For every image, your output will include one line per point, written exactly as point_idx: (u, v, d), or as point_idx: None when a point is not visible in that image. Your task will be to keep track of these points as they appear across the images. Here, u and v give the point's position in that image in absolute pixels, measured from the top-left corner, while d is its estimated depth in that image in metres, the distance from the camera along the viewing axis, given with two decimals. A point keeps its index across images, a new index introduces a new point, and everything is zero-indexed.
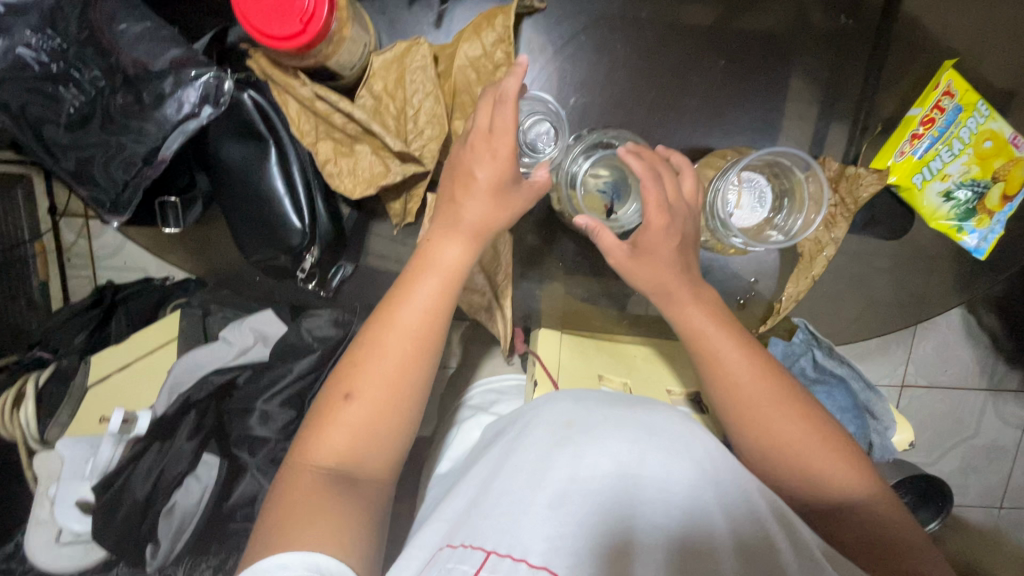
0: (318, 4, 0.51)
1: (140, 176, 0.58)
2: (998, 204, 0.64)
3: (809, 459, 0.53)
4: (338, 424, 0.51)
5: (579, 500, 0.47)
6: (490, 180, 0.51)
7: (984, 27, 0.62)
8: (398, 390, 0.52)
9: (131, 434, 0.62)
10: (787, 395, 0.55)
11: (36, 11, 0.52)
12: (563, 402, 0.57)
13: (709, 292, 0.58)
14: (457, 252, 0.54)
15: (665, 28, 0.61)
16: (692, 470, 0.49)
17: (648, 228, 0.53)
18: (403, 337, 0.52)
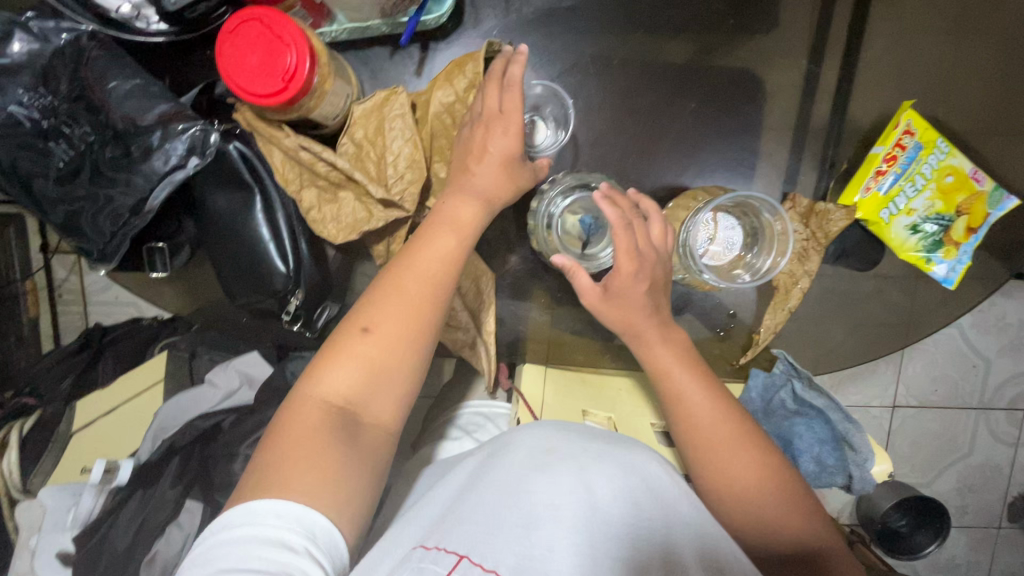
0: (300, 61, 0.50)
1: (128, 226, 0.60)
2: (963, 235, 0.68)
3: (763, 510, 0.52)
4: (346, 358, 0.51)
5: (553, 526, 0.46)
6: (504, 149, 0.56)
7: (929, 80, 0.68)
8: (407, 342, 0.52)
9: (110, 486, 0.60)
10: (748, 437, 0.55)
11: (29, 71, 0.56)
12: (545, 429, 0.56)
13: (678, 333, 0.58)
14: (474, 211, 0.57)
15: (637, 73, 0.66)
16: (664, 508, 0.49)
17: (617, 273, 0.53)
18: (421, 280, 0.54)
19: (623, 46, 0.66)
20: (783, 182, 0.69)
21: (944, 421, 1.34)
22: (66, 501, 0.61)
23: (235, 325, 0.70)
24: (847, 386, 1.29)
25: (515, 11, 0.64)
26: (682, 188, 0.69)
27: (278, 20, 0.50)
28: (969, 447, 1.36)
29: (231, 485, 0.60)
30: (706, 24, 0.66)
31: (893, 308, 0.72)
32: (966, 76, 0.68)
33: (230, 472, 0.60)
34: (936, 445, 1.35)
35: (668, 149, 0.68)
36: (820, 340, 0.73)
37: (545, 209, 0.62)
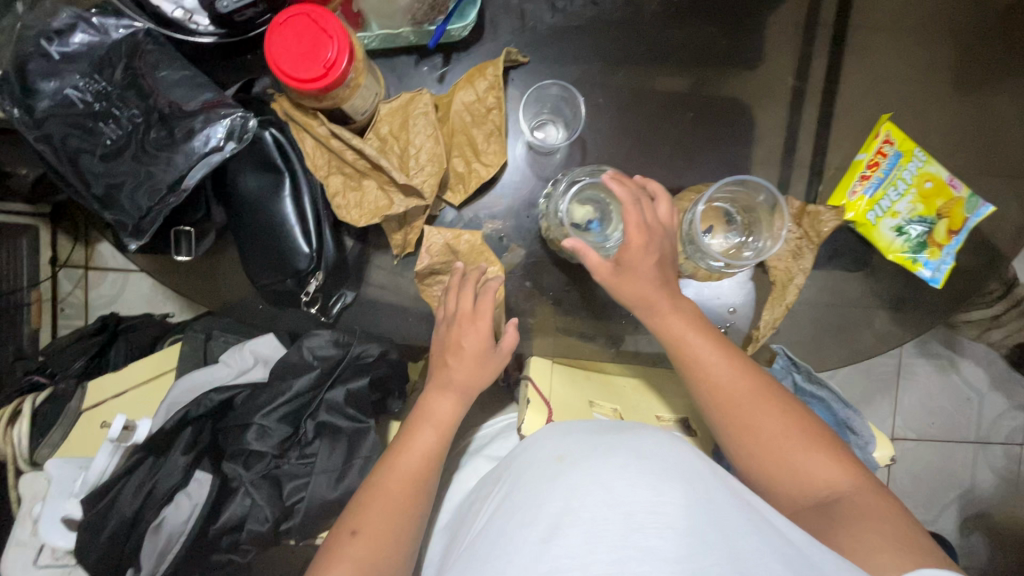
0: (340, 55, 0.56)
1: (163, 202, 0.63)
2: (945, 238, 0.73)
3: (789, 452, 0.54)
4: (339, 558, 0.57)
5: (572, 534, 0.42)
6: (480, 333, 0.65)
7: (906, 98, 0.74)
8: (392, 537, 0.59)
9: (128, 442, 0.66)
10: (766, 391, 0.56)
11: (86, 60, 0.62)
12: (556, 438, 0.56)
13: (688, 302, 0.60)
14: (449, 406, 0.66)
15: (639, 86, 0.73)
16: (685, 491, 0.44)
17: (628, 246, 0.57)
18: (403, 481, 0.62)
19: (627, 63, 0.72)
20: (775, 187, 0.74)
21: (943, 452, 1.34)
22: (72, 471, 0.67)
23: (251, 314, 0.71)
24: None
25: (529, 29, 0.71)
26: (674, 190, 0.73)
27: (323, 15, 0.55)
28: (971, 482, 1.34)
29: (242, 454, 0.67)
30: (701, 46, 0.73)
31: (886, 311, 0.75)
32: (938, 97, 0.74)
33: (242, 441, 0.67)
34: (937, 479, 1.34)
35: (668, 155, 0.73)
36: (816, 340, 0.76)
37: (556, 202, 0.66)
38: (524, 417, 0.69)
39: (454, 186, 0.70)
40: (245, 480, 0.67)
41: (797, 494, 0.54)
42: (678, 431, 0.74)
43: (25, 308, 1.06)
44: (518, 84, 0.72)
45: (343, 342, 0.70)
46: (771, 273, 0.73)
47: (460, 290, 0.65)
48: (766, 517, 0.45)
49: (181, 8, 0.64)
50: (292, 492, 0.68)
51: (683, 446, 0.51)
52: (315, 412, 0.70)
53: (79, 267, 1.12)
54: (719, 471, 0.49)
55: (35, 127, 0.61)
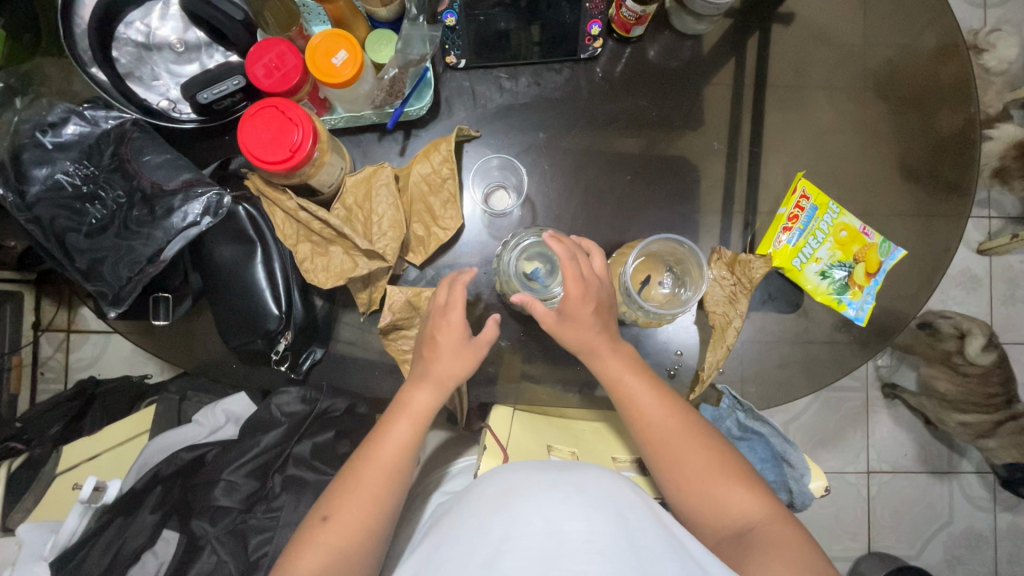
0: (305, 138, 0.63)
1: (143, 273, 0.68)
2: (864, 279, 0.82)
3: (708, 483, 0.60)
4: (314, 545, 0.58)
5: (511, 560, 0.46)
6: (456, 324, 0.64)
7: (816, 159, 0.84)
8: (363, 528, 0.60)
9: (99, 503, 0.69)
10: (693, 429, 0.63)
11: (77, 148, 0.69)
12: (505, 474, 0.58)
13: (627, 347, 0.66)
14: (426, 397, 0.65)
15: (581, 152, 0.81)
16: (615, 523, 0.49)
17: (568, 298, 0.62)
18: (376, 471, 0.62)
19: (569, 133, 0.81)
20: (710, 238, 0.82)
21: (918, 485, 1.35)
22: (43, 534, 0.69)
23: (225, 373, 0.75)
24: (818, 450, 1.33)
25: (481, 106, 0.80)
26: (623, 243, 0.80)
27: (290, 106, 0.63)
28: (948, 513, 1.36)
29: (209, 510, 0.70)
30: (635, 116, 0.82)
31: (819, 348, 0.82)
32: (844, 156, 0.84)
33: (209, 497, 0.70)
34: (914, 512, 1.35)
35: (611, 212, 0.80)
36: (760, 376, 0.80)
37: (506, 257, 0.73)
38: (479, 461, 0.73)
39: (415, 248, 0.76)
40: (212, 535, 0.69)
41: (718, 523, 0.59)
42: (632, 472, 0.78)
43: (6, 373, 1.09)
44: (472, 155, 0.80)
45: (310, 398, 0.74)
46: (712, 317, 0.78)
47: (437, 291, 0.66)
48: (684, 551, 0.50)
49: (166, 99, 0.73)
50: (257, 547, 0.69)
51: (619, 482, 0.56)
52: (282, 466, 0.74)
53: (61, 330, 1.16)
54: (652, 508, 0.54)
55: (27, 209, 0.67)
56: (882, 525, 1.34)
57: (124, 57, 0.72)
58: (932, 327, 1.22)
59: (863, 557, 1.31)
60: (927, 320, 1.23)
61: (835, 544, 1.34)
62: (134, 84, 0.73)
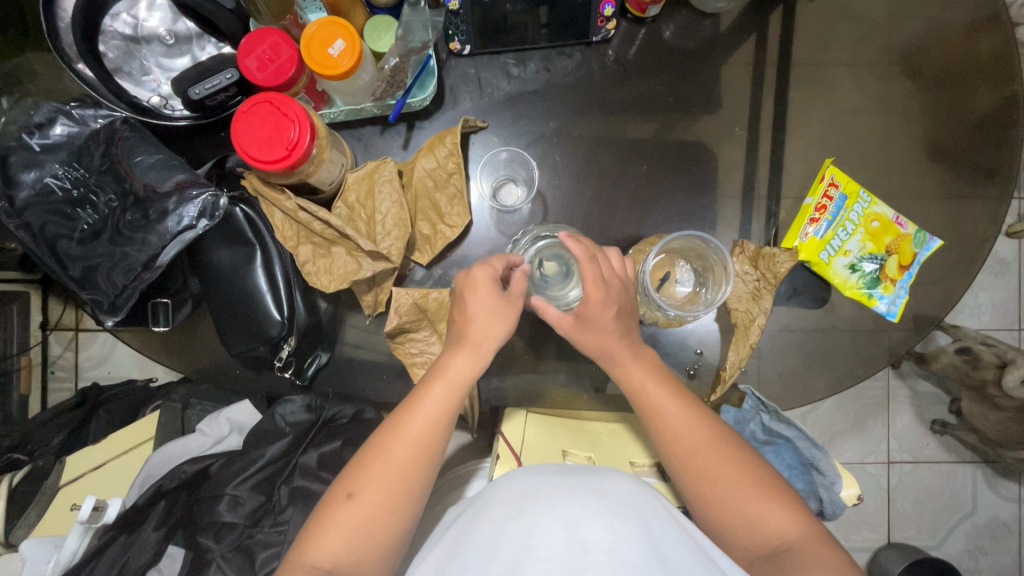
0: (302, 135, 0.59)
1: (138, 279, 0.66)
2: (897, 272, 0.77)
3: (743, 504, 0.57)
4: (337, 524, 0.55)
5: (532, 570, 0.42)
6: (484, 278, 0.59)
7: (844, 143, 0.79)
8: (390, 507, 0.56)
9: (98, 523, 0.66)
10: (722, 440, 0.60)
11: (67, 150, 0.66)
12: (520, 476, 0.55)
13: (647, 351, 0.63)
14: (463, 363, 0.59)
15: (594, 142, 0.77)
16: (639, 533, 0.46)
17: (588, 302, 0.58)
18: (406, 446, 0.57)
19: (581, 121, 0.77)
20: (731, 230, 0.77)
21: (943, 477, 1.30)
22: (46, 551, 0.68)
23: (228, 379, 0.72)
24: (839, 441, 1.27)
25: (487, 95, 0.76)
26: (640, 238, 0.76)
27: (285, 102, 0.59)
28: (972, 506, 1.31)
29: (214, 527, 0.69)
30: (651, 102, 0.77)
31: (845, 345, 0.78)
32: (876, 141, 0.79)
33: (214, 513, 0.69)
34: (939, 505, 1.30)
35: (626, 205, 0.76)
36: (784, 374, 0.77)
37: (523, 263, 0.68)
38: (492, 469, 0.71)
39: (421, 247, 0.73)
40: (216, 552, 0.68)
41: (748, 538, 0.57)
42: (652, 478, 0.75)
43: (15, 374, 1.08)
44: (478, 147, 0.76)
45: (316, 406, 0.72)
46: (733, 314, 0.74)
47: (492, 262, 0.61)
48: (711, 561, 0.48)
49: (158, 95, 0.70)
50: (264, 561, 0.68)
51: (639, 486, 0.54)
52: (288, 478, 0.73)
53: (69, 330, 1.15)
54: (674, 515, 0.52)
55: (16, 216, 0.64)
56: (906, 519, 1.29)
57: (112, 51, 0.68)
58: (969, 354, 1.09)
59: (882, 548, 1.26)
60: (963, 346, 1.10)
61: (853, 535, 1.29)
62: (123, 79, 0.69)
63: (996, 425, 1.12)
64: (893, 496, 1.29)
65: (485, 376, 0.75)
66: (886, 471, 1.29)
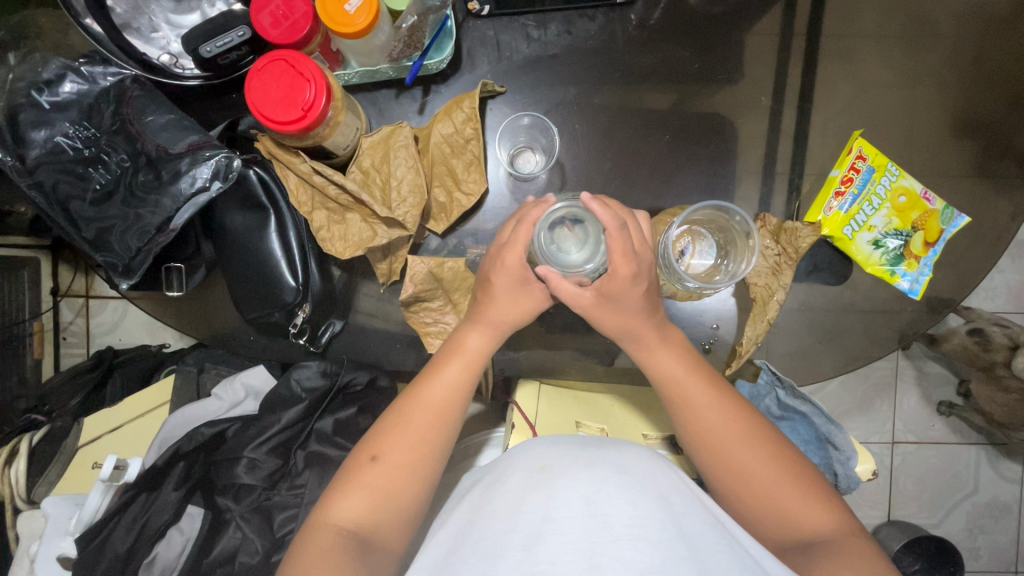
0: (317, 95, 0.58)
1: (153, 243, 0.65)
2: (922, 249, 0.76)
3: (776, 495, 0.57)
4: (361, 485, 0.55)
5: (554, 543, 0.43)
6: (513, 262, 0.59)
7: (874, 115, 0.77)
8: (413, 470, 0.56)
9: (119, 481, 0.67)
10: (756, 434, 0.59)
11: (76, 108, 0.64)
12: (539, 447, 0.55)
13: (675, 335, 0.64)
14: (480, 339, 0.61)
15: (615, 109, 0.74)
16: (659, 507, 0.46)
17: (615, 276, 0.57)
18: (428, 411, 0.58)
19: (601, 88, 0.74)
20: (752, 204, 0.76)
21: (948, 457, 1.30)
22: (67, 508, 0.68)
23: (243, 345, 0.73)
24: (846, 419, 1.27)
25: (506, 59, 0.73)
26: (659, 210, 0.75)
27: (300, 60, 0.57)
28: (975, 486, 1.31)
29: (232, 487, 0.70)
30: (675, 69, 0.75)
31: (862, 322, 0.77)
32: (907, 113, 0.77)
33: (232, 475, 0.70)
34: (942, 484, 1.31)
35: (645, 176, 0.74)
36: (799, 352, 0.77)
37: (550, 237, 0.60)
38: (507, 438, 0.72)
39: (436, 216, 0.71)
40: (236, 512, 0.69)
41: (781, 534, 0.56)
42: (663, 450, 0.75)
43: (28, 339, 1.08)
44: (496, 113, 0.74)
45: (331, 372, 0.72)
46: (753, 289, 0.73)
47: (519, 238, 0.59)
48: (731, 536, 0.48)
49: (167, 53, 0.67)
50: (282, 522, 0.69)
51: (659, 462, 0.54)
52: (304, 442, 0.73)
53: (80, 296, 1.14)
54: (692, 488, 0.52)
55: (27, 174, 0.63)
56: (908, 498, 1.30)
57: (120, 5, 0.65)
58: (982, 335, 1.08)
59: (882, 524, 1.27)
60: (976, 327, 1.08)
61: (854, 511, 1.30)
62: (132, 37, 0.66)
63: (1004, 407, 1.12)
64: (898, 475, 1.30)
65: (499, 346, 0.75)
66: (891, 449, 1.29)
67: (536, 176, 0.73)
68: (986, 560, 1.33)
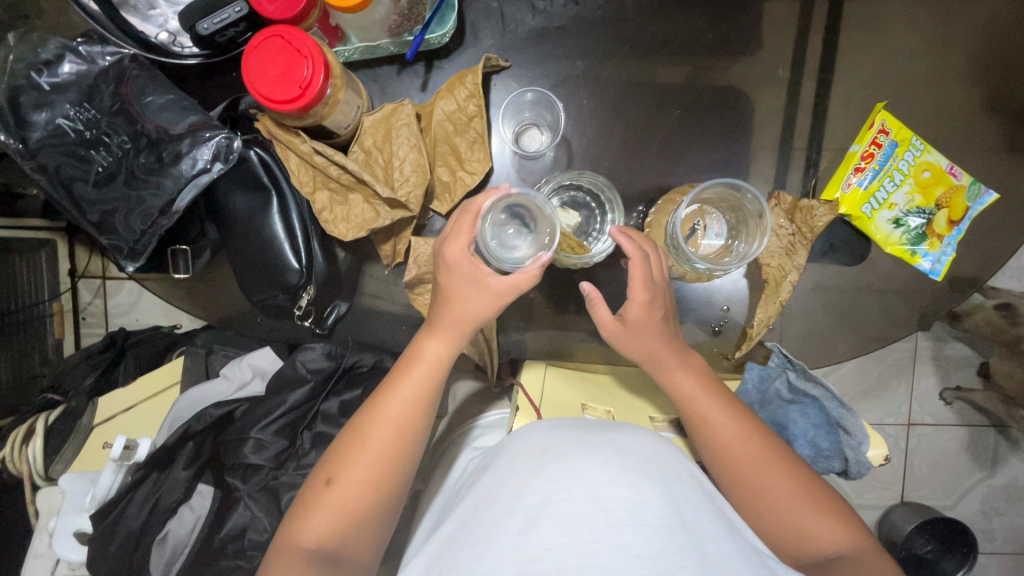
0: (315, 73, 0.56)
1: (156, 225, 0.65)
2: (946, 228, 0.73)
3: (796, 515, 0.55)
4: (322, 508, 0.54)
5: (552, 527, 0.43)
6: (456, 255, 0.58)
7: (899, 85, 0.73)
8: (374, 486, 0.55)
9: (130, 460, 0.69)
10: (774, 453, 0.58)
11: (76, 89, 0.64)
12: (539, 431, 0.54)
13: (695, 359, 0.64)
14: (439, 346, 0.60)
15: (624, 82, 0.71)
16: (661, 492, 0.46)
17: (633, 302, 0.60)
18: (386, 426, 0.57)
19: (610, 60, 0.71)
20: (766, 181, 0.73)
21: (965, 439, 1.27)
22: (83, 485, 0.71)
23: (251, 326, 0.73)
24: (860, 401, 1.24)
25: (510, 31, 0.70)
26: (669, 188, 0.72)
27: (297, 36, 0.56)
28: (993, 468, 1.28)
29: (240, 467, 0.72)
30: (687, 40, 0.71)
31: (879, 302, 0.75)
32: (936, 83, 0.72)
33: (240, 454, 0.71)
34: (958, 466, 1.28)
35: (656, 153, 0.72)
36: (812, 333, 0.75)
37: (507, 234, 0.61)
38: (512, 421, 0.70)
39: (440, 196, 0.70)
40: (244, 491, 0.71)
41: (801, 551, 0.55)
42: (670, 433, 0.73)
43: (48, 319, 1.11)
44: (500, 89, 0.72)
45: (336, 354, 0.74)
46: (765, 270, 0.72)
47: (460, 233, 0.58)
48: (733, 528, 0.48)
49: (165, 31, 0.66)
50: (288, 501, 0.70)
51: (664, 446, 0.53)
52: (311, 423, 0.74)
53: (96, 277, 1.15)
54: (697, 477, 0.52)
55: (31, 157, 0.63)
56: (923, 480, 1.28)
57: None
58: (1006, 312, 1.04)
59: (894, 506, 1.26)
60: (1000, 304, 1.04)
61: (866, 493, 1.28)
62: (130, 16, 0.65)
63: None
64: (913, 457, 1.27)
65: (505, 328, 0.74)
66: (906, 431, 1.26)
67: (546, 153, 0.71)
68: (1000, 541, 1.32)
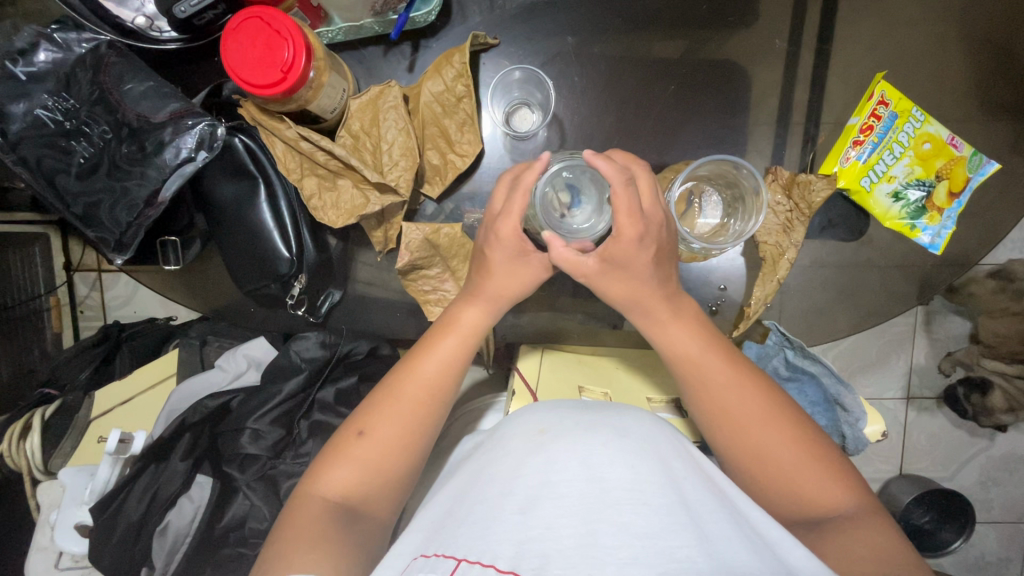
0: (297, 54, 0.55)
1: (142, 216, 0.65)
2: (946, 200, 0.72)
3: (792, 471, 0.55)
4: (349, 460, 0.54)
5: (551, 507, 0.42)
6: (508, 232, 0.57)
7: (901, 55, 0.70)
8: (403, 443, 0.55)
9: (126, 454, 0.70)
10: (774, 410, 0.57)
11: (54, 78, 0.62)
12: (539, 411, 0.54)
13: (688, 305, 0.62)
14: (477, 314, 0.60)
15: (616, 59, 0.69)
16: (659, 471, 0.46)
17: (620, 237, 0.55)
18: (420, 386, 0.57)
19: (601, 36, 0.69)
20: (763, 157, 0.71)
21: None
22: (83, 478, 0.72)
23: (244, 317, 0.73)
24: (858, 377, 1.24)
25: (498, 8, 0.68)
26: (665, 166, 0.71)
27: (276, 17, 0.54)
28: (990, 440, 1.29)
29: (237, 458, 0.73)
30: (681, 12, 0.69)
31: (877, 277, 0.74)
32: (936, 51, 0.70)
33: (237, 445, 0.72)
34: (957, 439, 1.28)
35: (650, 132, 0.70)
36: (812, 310, 0.75)
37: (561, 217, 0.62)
38: (508, 405, 0.70)
39: (431, 179, 0.69)
40: (243, 481, 0.72)
41: (791, 505, 0.55)
42: (667, 413, 0.73)
43: (45, 313, 1.10)
44: (489, 68, 0.70)
45: (331, 344, 0.73)
46: (762, 248, 0.70)
47: (513, 204, 0.56)
48: (733, 506, 0.48)
49: (143, 15, 0.63)
50: (287, 489, 0.72)
51: (659, 424, 0.53)
52: (307, 412, 0.75)
53: (91, 270, 1.13)
54: (694, 453, 0.52)
55: (10, 150, 0.62)
56: (921, 452, 1.29)
57: None
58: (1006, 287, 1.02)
59: (892, 479, 1.26)
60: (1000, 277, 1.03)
61: (865, 467, 1.29)
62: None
63: None
64: (911, 431, 1.27)
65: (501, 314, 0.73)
66: (905, 405, 1.26)
67: (541, 133, 0.70)
68: (994, 511, 1.33)
